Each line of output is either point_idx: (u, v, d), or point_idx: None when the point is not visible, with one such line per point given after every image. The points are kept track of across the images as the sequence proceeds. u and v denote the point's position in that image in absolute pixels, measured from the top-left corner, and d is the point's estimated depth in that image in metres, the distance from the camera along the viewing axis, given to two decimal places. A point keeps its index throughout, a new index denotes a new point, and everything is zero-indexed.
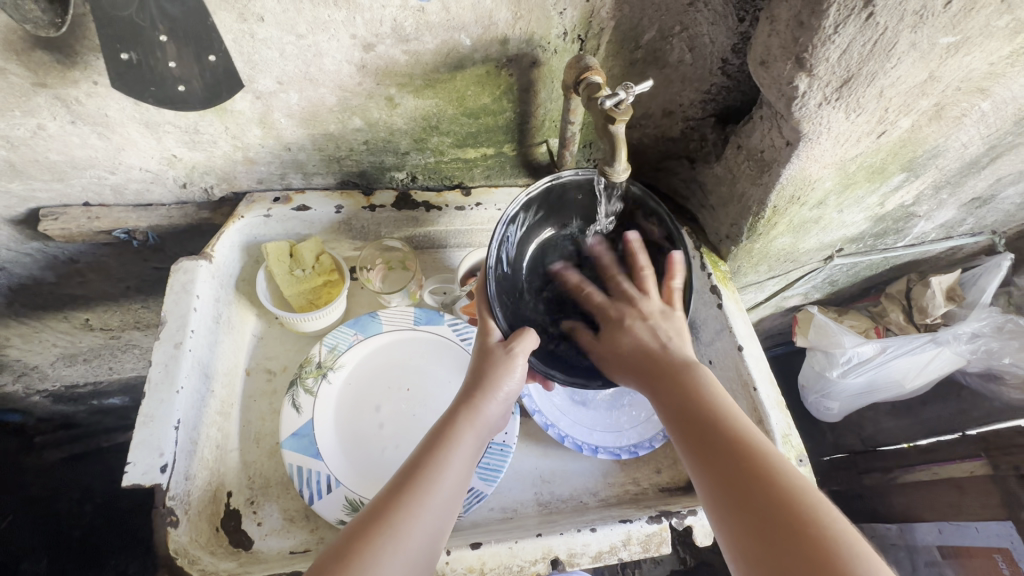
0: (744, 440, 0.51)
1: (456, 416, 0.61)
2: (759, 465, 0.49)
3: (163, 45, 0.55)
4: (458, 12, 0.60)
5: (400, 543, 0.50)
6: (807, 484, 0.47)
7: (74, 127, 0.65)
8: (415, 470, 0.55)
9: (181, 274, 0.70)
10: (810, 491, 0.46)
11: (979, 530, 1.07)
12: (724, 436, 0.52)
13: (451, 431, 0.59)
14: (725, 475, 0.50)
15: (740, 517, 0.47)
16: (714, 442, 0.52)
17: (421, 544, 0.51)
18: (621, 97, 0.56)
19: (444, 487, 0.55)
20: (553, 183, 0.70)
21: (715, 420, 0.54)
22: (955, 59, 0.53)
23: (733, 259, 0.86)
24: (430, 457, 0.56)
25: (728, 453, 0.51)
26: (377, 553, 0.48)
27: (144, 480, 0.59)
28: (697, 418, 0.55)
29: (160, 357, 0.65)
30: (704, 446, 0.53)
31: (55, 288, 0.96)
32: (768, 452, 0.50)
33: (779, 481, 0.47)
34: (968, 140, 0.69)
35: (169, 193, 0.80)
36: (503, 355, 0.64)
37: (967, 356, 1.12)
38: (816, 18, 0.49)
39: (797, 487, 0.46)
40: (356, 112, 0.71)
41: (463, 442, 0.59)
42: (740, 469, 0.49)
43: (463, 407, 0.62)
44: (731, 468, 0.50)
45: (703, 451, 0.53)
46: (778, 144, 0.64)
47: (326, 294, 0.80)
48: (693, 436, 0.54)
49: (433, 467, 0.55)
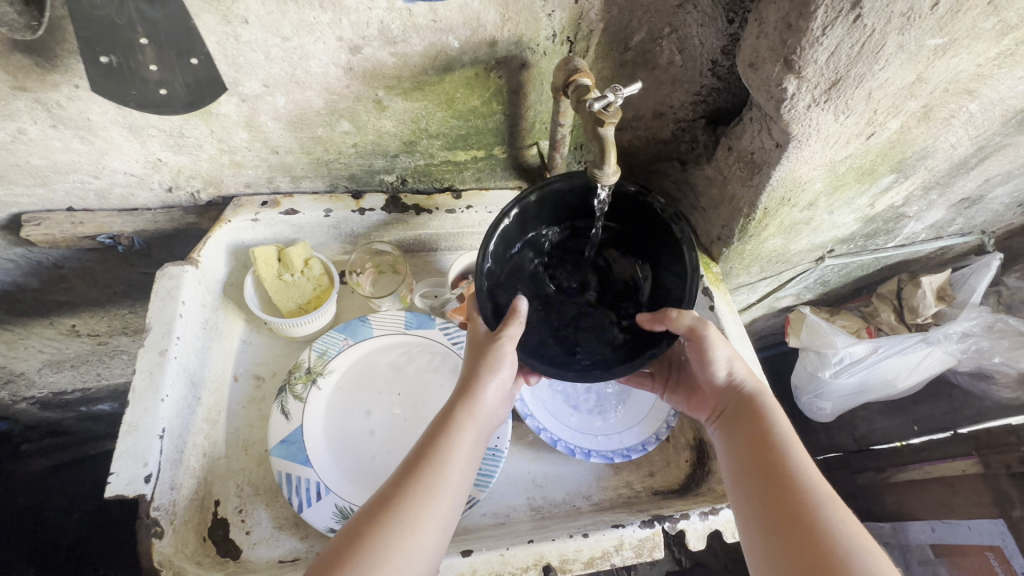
0: (803, 483, 0.52)
1: (457, 404, 0.61)
2: (813, 513, 0.49)
3: (143, 47, 0.55)
4: (446, 14, 0.60)
5: (410, 534, 0.50)
6: (864, 544, 0.47)
7: (56, 131, 0.64)
8: (425, 456, 0.56)
9: (166, 280, 0.69)
10: (864, 550, 0.46)
11: (972, 528, 1.08)
12: (785, 475, 0.53)
13: (450, 422, 0.59)
14: (776, 510, 0.51)
15: (780, 544, 0.49)
16: (775, 480, 0.53)
17: (424, 538, 0.51)
18: (609, 99, 0.55)
19: (450, 476, 0.55)
20: (547, 189, 0.68)
21: (778, 460, 0.55)
22: (943, 62, 0.53)
23: (724, 261, 0.86)
24: (438, 440, 0.57)
25: (788, 493, 0.51)
26: (387, 539, 0.49)
27: (128, 491, 0.58)
28: (762, 456, 0.56)
29: (145, 365, 0.64)
30: (762, 484, 0.54)
31: (40, 294, 0.95)
32: (828, 500, 0.50)
33: (832, 533, 0.47)
34: (957, 141, 0.69)
35: (155, 198, 0.78)
36: (492, 344, 0.63)
37: (958, 355, 1.12)
38: (804, 20, 0.49)
39: (854, 545, 0.46)
40: (344, 115, 0.70)
41: (461, 432, 0.59)
42: (795, 510, 0.50)
43: (460, 398, 0.61)
44: (785, 506, 0.50)
45: (763, 487, 0.54)
46: (767, 146, 0.64)
47: (315, 299, 0.79)
48: (755, 472, 0.55)
49: (442, 454, 0.56)
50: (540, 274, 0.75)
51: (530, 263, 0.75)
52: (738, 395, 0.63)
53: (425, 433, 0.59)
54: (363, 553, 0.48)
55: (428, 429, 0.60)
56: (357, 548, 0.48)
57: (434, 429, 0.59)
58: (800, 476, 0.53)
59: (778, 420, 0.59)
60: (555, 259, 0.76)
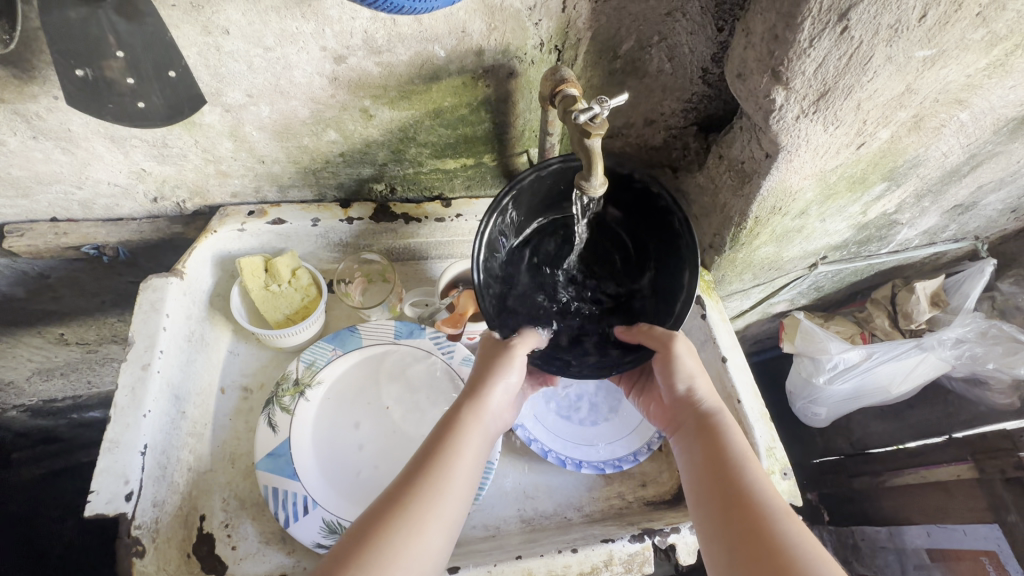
0: (761, 498, 0.52)
1: (465, 405, 0.61)
2: (772, 529, 0.48)
3: (115, 59, 0.54)
4: (432, 23, 0.59)
5: (425, 529, 0.50)
6: (820, 555, 0.46)
7: (36, 142, 0.63)
8: (422, 464, 0.55)
9: (150, 292, 0.68)
10: (815, 564, 0.46)
11: (966, 533, 1.09)
12: (744, 489, 0.53)
13: (447, 430, 0.59)
14: (739, 528, 0.50)
15: (742, 559, 0.48)
16: (734, 495, 0.53)
17: (442, 524, 0.52)
18: (595, 111, 0.54)
19: (467, 462, 0.57)
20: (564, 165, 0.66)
21: (736, 476, 0.54)
22: (932, 72, 0.53)
23: (717, 269, 0.86)
24: (458, 425, 0.59)
25: (745, 510, 0.51)
26: (397, 539, 0.49)
27: (108, 509, 0.57)
28: (721, 470, 0.56)
29: (127, 380, 0.63)
30: (721, 500, 0.53)
31: (26, 304, 0.94)
32: (784, 515, 0.50)
33: (784, 547, 0.47)
34: (948, 149, 0.68)
35: (141, 208, 0.77)
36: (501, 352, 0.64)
37: (952, 362, 1.12)
38: (790, 32, 0.48)
39: (806, 560, 0.46)
40: (330, 124, 0.69)
41: (467, 437, 0.58)
42: (751, 524, 0.50)
43: (463, 405, 0.61)
44: (744, 522, 0.50)
45: (722, 503, 0.53)
46: (757, 155, 0.63)
47: (303, 309, 0.78)
48: (716, 486, 0.55)
49: (458, 441, 0.57)
50: (531, 264, 0.74)
51: (524, 256, 0.74)
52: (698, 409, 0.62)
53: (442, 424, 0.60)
54: (368, 550, 0.48)
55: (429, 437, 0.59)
56: (364, 547, 0.48)
57: (445, 424, 0.60)
58: (756, 490, 0.52)
59: (737, 435, 0.59)
60: (545, 249, 0.74)
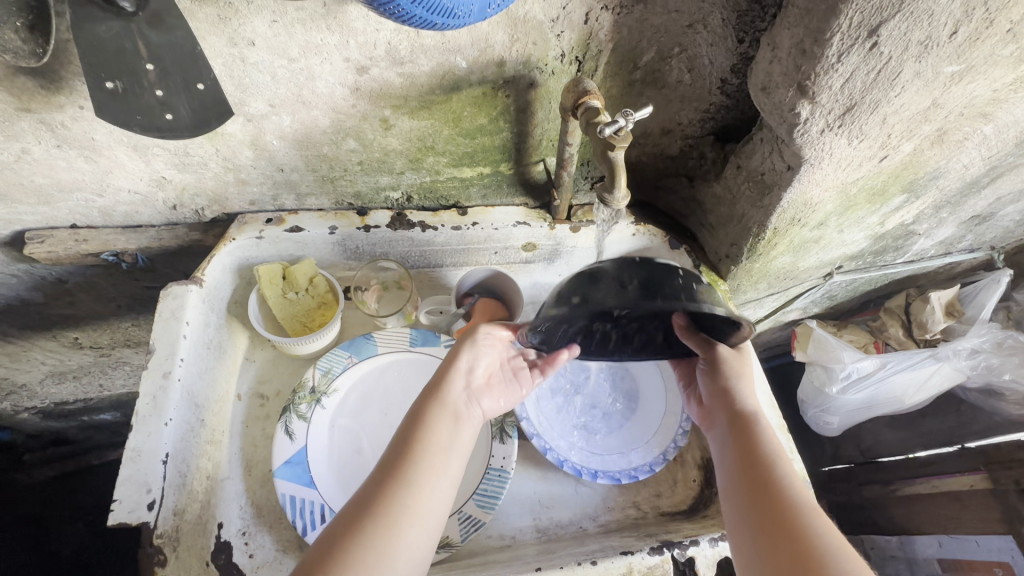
0: (787, 495, 0.52)
1: (438, 396, 0.61)
2: (799, 525, 0.49)
3: (148, 72, 0.54)
4: (455, 35, 0.59)
5: (408, 518, 0.51)
6: (846, 552, 0.47)
7: (60, 150, 0.63)
8: (409, 452, 0.56)
9: (170, 299, 0.68)
10: (842, 553, 0.46)
11: (980, 543, 1.10)
12: (773, 487, 0.53)
13: (423, 419, 0.59)
14: (765, 524, 0.51)
15: (768, 550, 0.50)
16: (761, 493, 0.54)
17: (426, 515, 0.53)
18: (620, 124, 0.55)
19: (446, 448, 0.57)
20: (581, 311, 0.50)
21: (769, 473, 0.55)
22: (959, 87, 0.53)
23: (732, 279, 0.86)
24: (431, 410, 0.59)
25: (770, 508, 0.52)
26: (383, 523, 0.50)
27: (130, 518, 0.58)
28: (751, 467, 0.57)
29: (148, 388, 0.63)
30: (748, 497, 0.54)
31: (43, 308, 0.94)
32: (812, 514, 0.50)
33: (811, 538, 0.48)
34: (970, 162, 0.68)
35: (159, 215, 0.78)
36: (471, 339, 0.66)
37: (967, 372, 1.11)
38: (819, 47, 0.48)
39: (833, 549, 0.47)
40: (350, 134, 0.70)
41: (439, 429, 0.59)
42: (781, 520, 0.50)
43: (439, 396, 0.61)
44: (771, 515, 0.51)
45: (751, 500, 0.54)
46: (779, 167, 0.63)
47: (320, 317, 0.79)
48: (744, 489, 0.55)
49: (434, 426, 0.58)
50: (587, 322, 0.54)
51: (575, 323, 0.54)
52: (733, 408, 0.63)
53: (414, 410, 0.61)
54: (361, 538, 0.49)
55: (407, 425, 0.59)
56: (354, 530, 0.49)
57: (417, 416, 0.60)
58: (786, 486, 0.53)
59: (771, 437, 0.59)
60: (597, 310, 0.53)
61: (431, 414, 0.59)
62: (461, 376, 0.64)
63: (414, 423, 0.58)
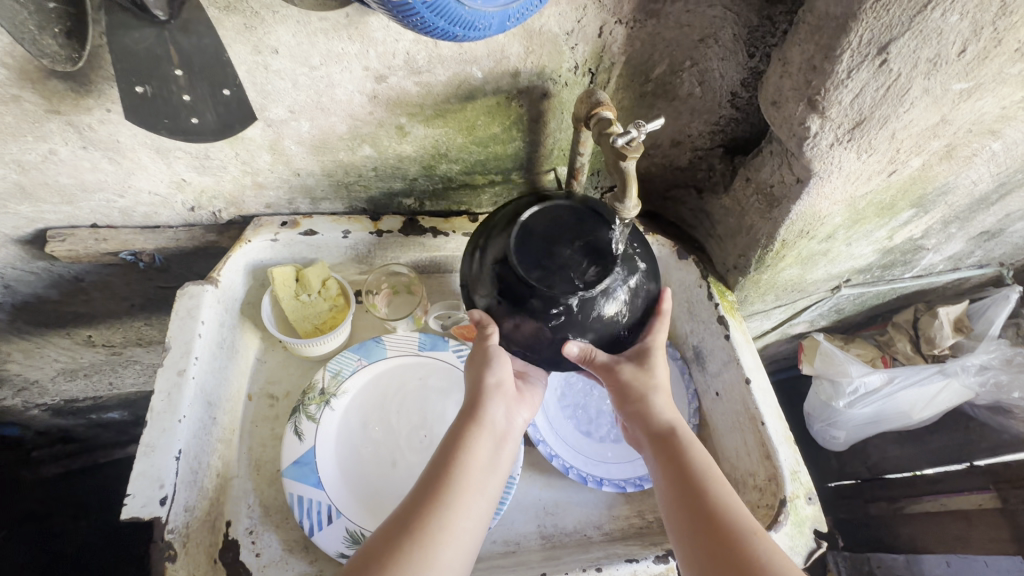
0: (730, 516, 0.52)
1: (469, 422, 0.61)
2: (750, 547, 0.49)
3: (177, 78, 0.57)
4: (471, 46, 0.61)
5: (441, 539, 0.51)
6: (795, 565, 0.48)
7: (85, 152, 0.65)
8: (440, 477, 0.56)
9: (187, 299, 0.70)
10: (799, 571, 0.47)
11: (988, 564, 1.07)
12: (715, 511, 0.53)
13: (451, 448, 0.59)
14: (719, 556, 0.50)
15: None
16: (706, 518, 0.53)
17: (458, 537, 0.53)
18: (633, 135, 0.56)
19: (483, 467, 0.59)
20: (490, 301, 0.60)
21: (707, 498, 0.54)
22: (968, 104, 0.54)
23: (739, 289, 0.86)
24: (468, 430, 0.60)
25: (716, 532, 0.52)
26: (416, 544, 0.50)
27: (143, 513, 0.59)
28: (685, 500, 0.56)
29: (163, 385, 0.65)
30: (696, 523, 0.53)
31: (59, 305, 0.96)
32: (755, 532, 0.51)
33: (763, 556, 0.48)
34: (979, 178, 0.69)
35: (177, 216, 0.80)
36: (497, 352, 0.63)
37: (976, 389, 1.11)
38: (829, 63, 0.50)
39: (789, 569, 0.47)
40: (366, 140, 0.71)
41: (473, 452, 0.59)
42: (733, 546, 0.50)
43: (472, 421, 0.61)
44: (723, 544, 0.51)
45: (693, 530, 0.53)
46: (788, 180, 0.64)
47: (331, 320, 0.80)
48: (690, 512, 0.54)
49: (472, 445, 0.59)
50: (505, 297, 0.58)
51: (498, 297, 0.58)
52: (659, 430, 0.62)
53: (447, 436, 0.61)
54: (393, 557, 0.49)
55: (436, 453, 0.59)
56: (387, 552, 0.49)
57: (449, 441, 0.60)
58: (720, 507, 0.54)
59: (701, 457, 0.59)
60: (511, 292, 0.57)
61: (470, 434, 0.60)
62: (497, 396, 0.63)
63: (452, 444, 0.59)
